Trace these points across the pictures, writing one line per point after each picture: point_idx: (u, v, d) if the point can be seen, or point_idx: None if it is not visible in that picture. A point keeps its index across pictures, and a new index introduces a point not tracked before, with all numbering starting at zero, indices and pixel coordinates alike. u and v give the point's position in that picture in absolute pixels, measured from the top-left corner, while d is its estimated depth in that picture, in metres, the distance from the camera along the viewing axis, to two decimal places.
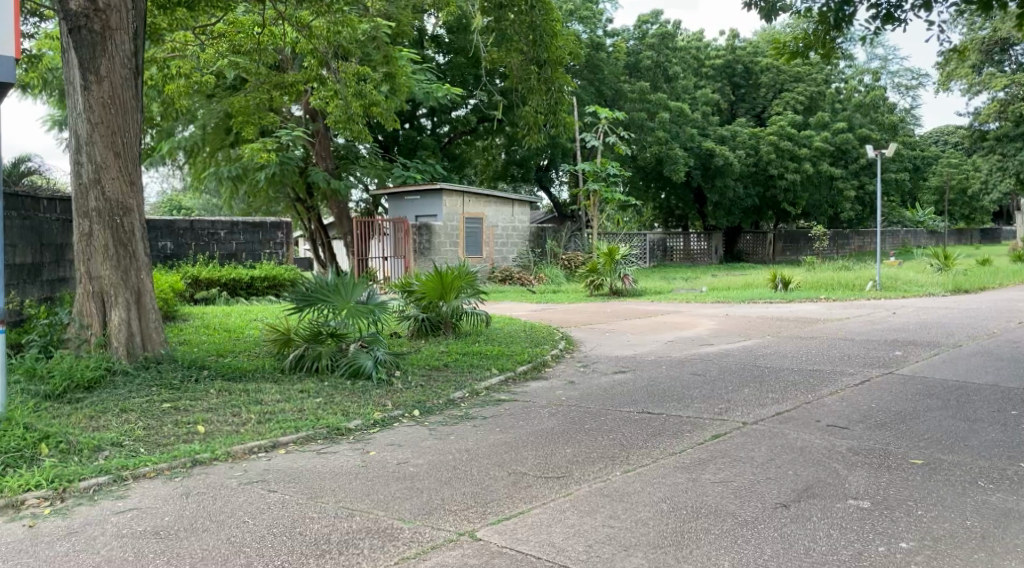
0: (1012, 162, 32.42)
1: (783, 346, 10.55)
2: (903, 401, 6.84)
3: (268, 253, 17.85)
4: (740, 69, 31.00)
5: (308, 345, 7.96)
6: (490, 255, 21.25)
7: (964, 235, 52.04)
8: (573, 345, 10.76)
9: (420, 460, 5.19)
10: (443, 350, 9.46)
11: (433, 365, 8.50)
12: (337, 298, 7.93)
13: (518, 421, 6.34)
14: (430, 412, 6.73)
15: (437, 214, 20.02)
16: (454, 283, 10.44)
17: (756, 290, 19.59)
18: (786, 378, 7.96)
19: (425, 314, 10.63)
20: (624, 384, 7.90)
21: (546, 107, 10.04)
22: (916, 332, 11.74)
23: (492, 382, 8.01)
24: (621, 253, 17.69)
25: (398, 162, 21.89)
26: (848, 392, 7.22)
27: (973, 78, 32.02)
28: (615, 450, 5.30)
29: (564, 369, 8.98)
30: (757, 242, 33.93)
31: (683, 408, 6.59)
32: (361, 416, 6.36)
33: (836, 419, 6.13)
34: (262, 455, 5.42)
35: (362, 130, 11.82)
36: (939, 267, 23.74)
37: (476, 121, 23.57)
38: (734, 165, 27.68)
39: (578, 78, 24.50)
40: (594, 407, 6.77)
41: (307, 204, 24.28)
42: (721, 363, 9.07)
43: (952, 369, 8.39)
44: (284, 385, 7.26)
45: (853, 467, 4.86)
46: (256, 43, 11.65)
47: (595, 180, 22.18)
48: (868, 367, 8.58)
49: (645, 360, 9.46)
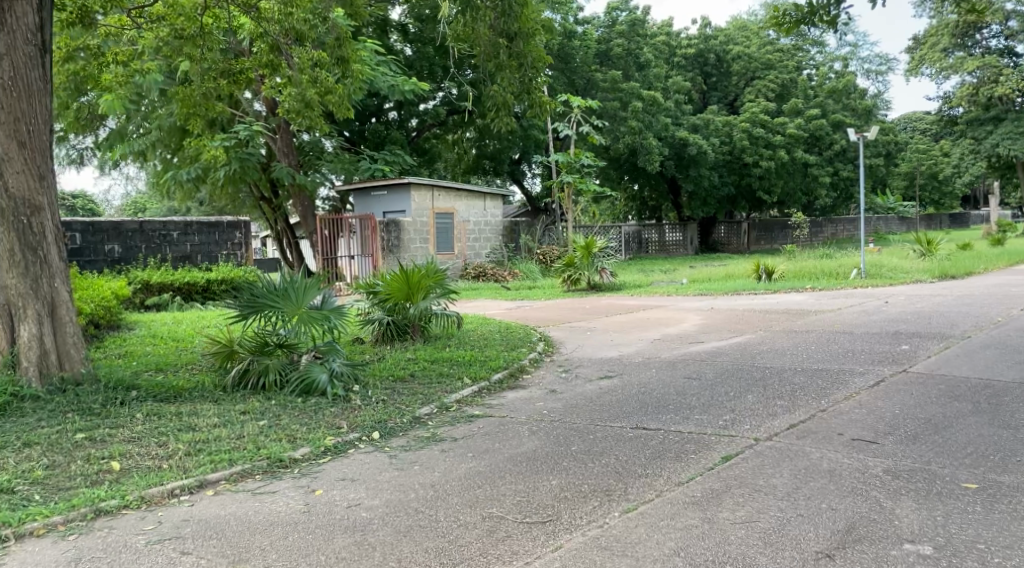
0: (984, 144, 31.89)
1: (778, 342, 9.76)
2: (929, 404, 6.07)
3: (226, 255, 16.83)
4: (712, 58, 30.24)
5: (254, 359, 7.01)
6: (462, 251, 20.38)
7: (933, 221, 51.96)
8: (551, 347, 9.87)
9: (375, 501, 4.32)
10: (410, 358, 8.51)
11: (397, 375, 7.61)
12: (287, 304, 7.02)
13: (492, 443, 5.46)
14: (392, 434, 5.83)
15: (406, 210, 19.09)
16: (421, 282, 9.57)
17: (738, 281, 18.87)
18: (791, 381, 7.13)
19: (390, 317, 9.69)
20: (612, 392, 7.03)
21: (519, 85, 9.29)
22: (915, 322, 11.02)
23: (463, 394, 7.10)
24: (599, 245, 16.89)
25: (364, 154, 20.55)
26: (864, 395, 6.43)
27: (944, 62, 31.64)
28: (610, 479, 4.44)
29: (543, 375, 8.10)
30: (733, 232, 33.38)
31: (683, 422, 5.75)
32: (309, 442, 5.44)
33: (861, 431, 5.34)
34: (184, 500, 4.50)
35: (318, 120, 10.78)
36: (921, 253, 23.29)
37: (446, 113, 22.66)
38: (708, 153, 26.91)
39: (550, 68, 23.72)
40: (581, 423, 5.90)
41: (271, 203, 23.28)
42: (716, 364, 8.24)
43: (969, 365, 7.67)
44: (224, 406, 6.32)
45: (896, 496, 4.10)
46: (201, 28, 10.27)
47: (570, 171, 21.24)
48: (878, 364, 7.81)
49: (633, 362, 8.62)
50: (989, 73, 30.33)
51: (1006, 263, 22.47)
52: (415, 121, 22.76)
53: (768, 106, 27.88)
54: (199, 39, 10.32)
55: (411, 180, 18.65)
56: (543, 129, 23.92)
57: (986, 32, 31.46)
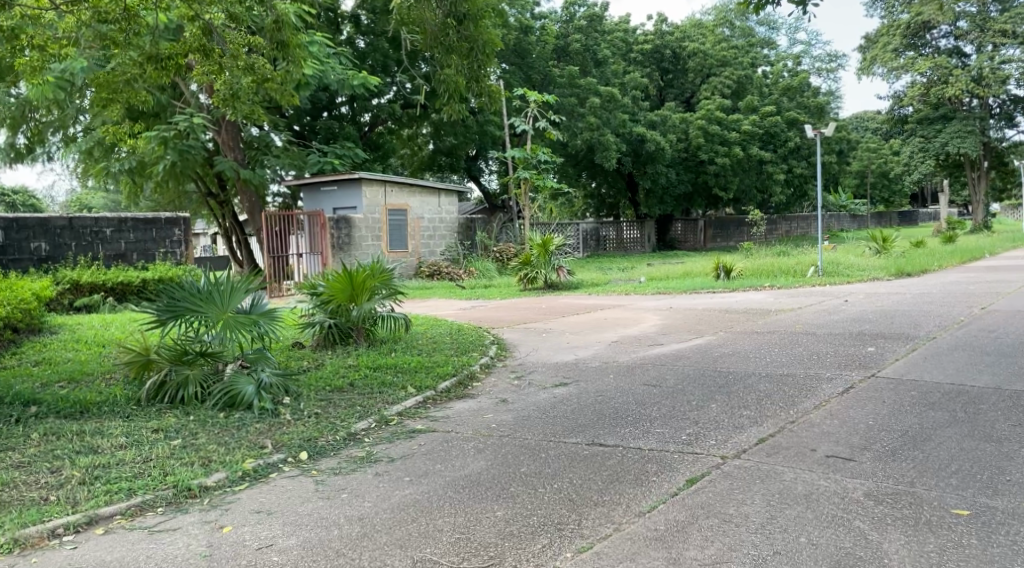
0: (934, 143, 32.12)
1: (740, 344, 9.34)
2: (903, 415, 5.65)
3: (164, 253, 15.88)
4: (669, 54, 29.87)
5: (172, 369, 6.39)
6: (416, 249, 19.75)
7: (883, 219, 52.44)
8: (505, 351, 9.31)
9: (291, 542, 3.78)
10: (350, 365, 7.91)
11: (335, 384, 7.00)
12: (211, 308, 6.40)
13: (433, 464, 4.91)
14: (323, 454, 5.26)
15: (357, 206, 18.40)
16: (366, 283, 8.96)
17: (696, 280, 18.53)
18: (757, 388, 6.69)
19: (333, 320, 9.08)
20: (567, 402, 6.50)
21: (467, 72, 8.76)
22: (879, 323, 10.70)
23: (406, 406, 6.52)
24: (556, 243, 16.39)
25: (314, 148, 19.83)
26: (835, 405, 5.99)
27: (895, 62, 31.97)
28: (562, 509, 3.95)
29: (495, 383, 7.54)
30: (689, 229, 33.28)
31: (643, 437, 5.25)
32: (224, 467, 4.86)
33: (836, 446, 4.89)
34: (66, 542, 3.97)
35: (253, 110, 9.93)
36: (876, 250, 23.27)
37: (400, 107, 21.98)
38: (665, 150, 26.57)
39: (505, 64, 23.15)
40: (532, 438, 5.37)
41: (219, 199, 22.46)
42: (676, 368, 7.77)
43: (938, 369, 7.30)
44: (134, 424, 5.72)
45: (882, 525, 3.67)
46: (126, 10, 9.17)
47: (526, 167, 20.69)
48: (846, 369, 7.41)
49: (588, 367, 8.10)
50: (939, 73, 30.57)
51: (958, 261, 22.49)
52: (369, 116, 22.07)
53: (723, 104, 27.62)
54: (124, 23, 9.21)
55: (362, 176, 17.96)
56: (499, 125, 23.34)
57: (935, 32, 31.53)
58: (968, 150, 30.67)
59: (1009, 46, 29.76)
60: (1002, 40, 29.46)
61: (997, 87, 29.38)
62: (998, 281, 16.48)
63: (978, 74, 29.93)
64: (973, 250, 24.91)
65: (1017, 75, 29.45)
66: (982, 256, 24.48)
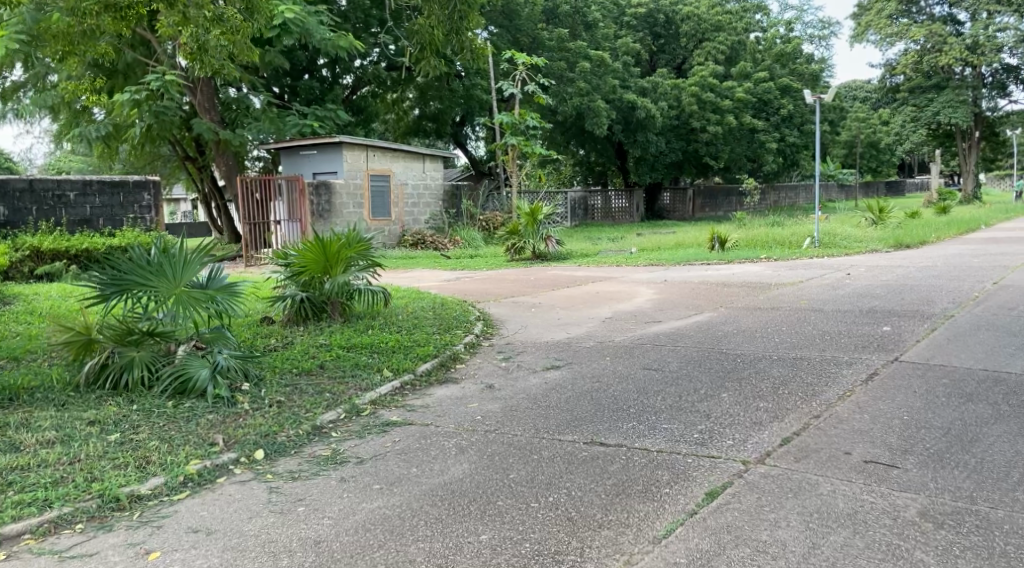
0: (925, 112, 31.45)
1: (743, 322, 8.69)
2: (939, 408, 5.02)
3: (132, 218, 15.01)
4: (662, 19, 28.62)
5: (114, 350, 5.66)
6: (399, 216, 18.97)
7: (871, 188, 51.94)
8: (491, 328, 8.64)
9: None
10: (321, 344, 7.19)
11: (302, 367, 6.31)
12: (161, 282, 5.67)
13: (407, 466, 4.24)
14: (281, 452, 4.57)
15: (337, 170, 17.53)
16: (341, 253, 8.25)
17: (690, 251, 17.88)
18: (770, 374, 6.04)
19: (306, 294, 8.38)
20: (560, 389, 5.83)
21: (447, 24, 8.18)
22: (887, 298, 10.08)
23: (380, 393, 5.83)
24: (545, 211, 15.63)
25: (294, 108, 18.88)
26: (860, 394, 5.37)
27: (889, 29, 31.17)
28: (560, 537, 3.33)
29: (479, 364, 6.88)
30: (677, 198, 32.55)
31: (649, 434, 4.59)
32: (163, 470, 4.16)
33: (873, 448, 4.25)
34: None
35: (221, 66, 9.01)
36: (873, 221, 22.67)
37: (384, 69, 21.03)
38: (657, 118, 25.68)
39: (492, 25, 22.16)
40: (521, 435, 4.70)
41: (197, 162, 21.58)
42: (677, 350, 7.10)
43: (965, 352, 6.67)
44: (68, 415, 5.03)
45: (947, 561, 3.08)
46: None
47: (514, 133, 19.76)
48: (865, 352, 6.77)
49: (582, 347, 7.42)
50: (933, 40, 29.81)
51: (956, 232, 21.94)
52: (350, 78, 21.11)
53: (716, 70, 26.73)
54: None
55: (343, 139, 17.07)
56: (486, 88, 22.37)
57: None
58: (960, 120, 29.97)
59: (1003, 14, 29.07)
60: (997, 8, 28.80)
61: (992, 56, 28.63)
62: (1000, 253, 15.92)
63: (972, 42, 29.06)
64: (968, 222, 24.38)
65: (1011, 44, 28.83)
66: (979, 227, 23.95)
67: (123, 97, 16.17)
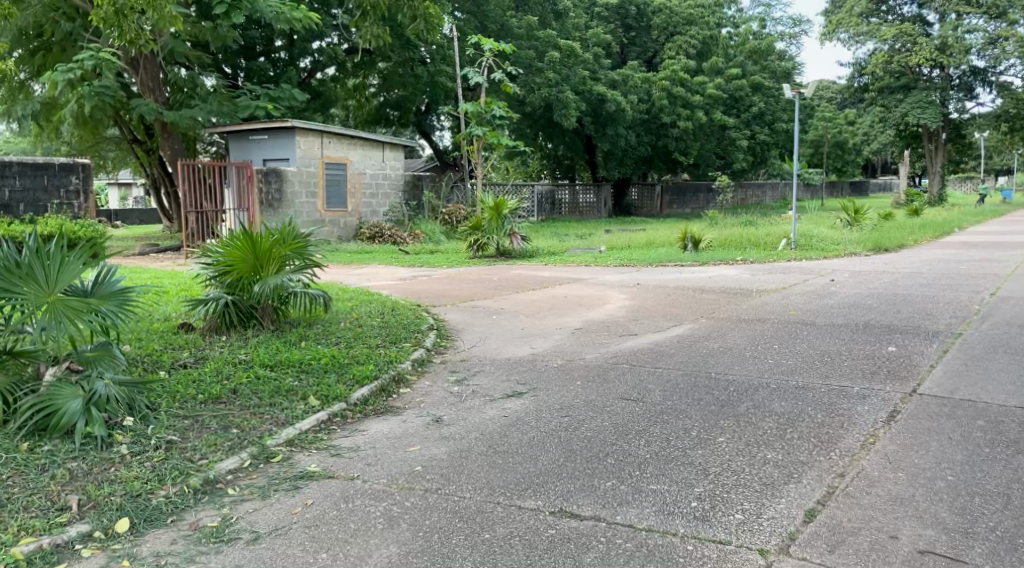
0: (894, 113, 30.80)
1: (730, 337, 7.70)
2: (990, 464, 4.06)
3: (58, 205, 13.62)
4: (634, 10, 27.55)
5: None
6: (356, 207, 17.76)
7: (837, 188, 51.51)
8: (446, 339, 7.57)
9: None
10: (240, 361, 6.05)
11: (207, 395, 5.17)
12: (30, 288, 4.46)
13: (315, 550, 3.25)
14: (151, 521, 3.53)
15: (289, 157, 16.24)
16: (274, 252, 7.14)
17: (660, 250, 16.96)
18: (771, 410, 5.05)
19: (232, 297, 7.23)
20: (522, 427, 4.77)
21: None
22: (882, 311, 9.16)
23: (301, 430, 4.72)
24: (510, 206, 14.56)
25: (245, 89, 17.39)
26: (887, 442, 4.40)
27: (859, 27, 30.28)
28: None
29: (429, 388, 5.83)
30: (645, 195, 31.69)
31: (634, 500, 3.58)
32: None
33: (924, 529, 3.31)
34: None
35: (140, 35, 7.54)
36: (848, 222, 21.78)
37: (343, 52, 19.65)
38: (626, 111, 24.52)
39: (458, 11, 20.96)
40: (469, 498, 3.66)
41: (144, 145, 20.15)
42: (659, 373, 6.08)
43: (993, 384, 5.69)
44: None
45: None
46: None
47: (478, 123, 18.59)
48: (876, 380, 5.81)
49: (548, 367, 6.40)
50: (903, 40, 28.98)
51: (931, 235, 21.20)
52: (308, 62, 19.64)
53: (688, 64, 25.78)
54: None
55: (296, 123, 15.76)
56: (452, 75, 21.12)
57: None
58: (929, 121, 29.38)
59: (973, 15, 28.57)
60: (967, 10, 28.28)
61: (960, 57, 28.03)
62: (984, 260, 15.11)
63: (941, 43, 28.34)
64: (942, 225, 23.66)
65: (979, 45, 28.28)
66: (951, 231, 23.23)
67: (55, 77, 14.51)
